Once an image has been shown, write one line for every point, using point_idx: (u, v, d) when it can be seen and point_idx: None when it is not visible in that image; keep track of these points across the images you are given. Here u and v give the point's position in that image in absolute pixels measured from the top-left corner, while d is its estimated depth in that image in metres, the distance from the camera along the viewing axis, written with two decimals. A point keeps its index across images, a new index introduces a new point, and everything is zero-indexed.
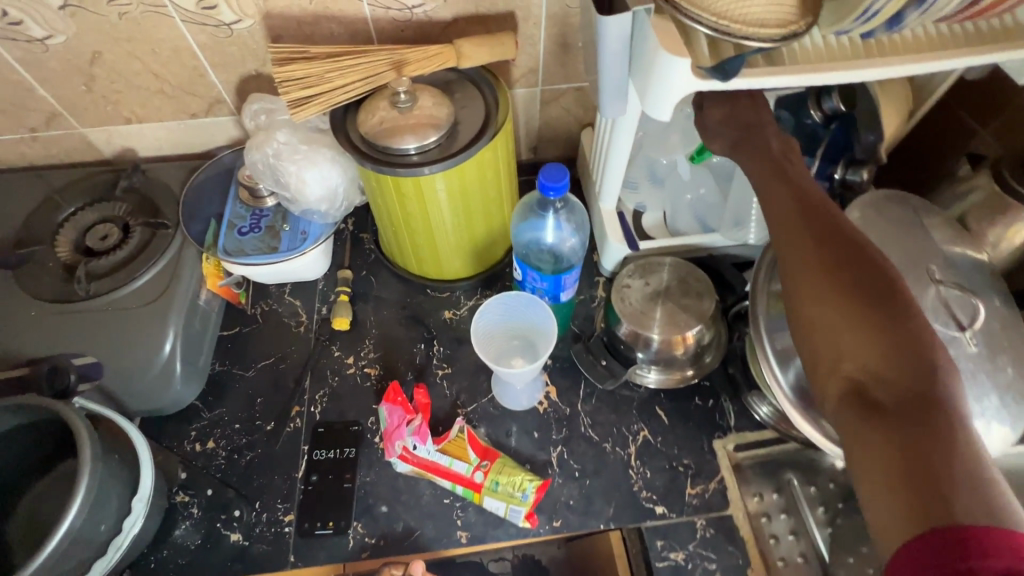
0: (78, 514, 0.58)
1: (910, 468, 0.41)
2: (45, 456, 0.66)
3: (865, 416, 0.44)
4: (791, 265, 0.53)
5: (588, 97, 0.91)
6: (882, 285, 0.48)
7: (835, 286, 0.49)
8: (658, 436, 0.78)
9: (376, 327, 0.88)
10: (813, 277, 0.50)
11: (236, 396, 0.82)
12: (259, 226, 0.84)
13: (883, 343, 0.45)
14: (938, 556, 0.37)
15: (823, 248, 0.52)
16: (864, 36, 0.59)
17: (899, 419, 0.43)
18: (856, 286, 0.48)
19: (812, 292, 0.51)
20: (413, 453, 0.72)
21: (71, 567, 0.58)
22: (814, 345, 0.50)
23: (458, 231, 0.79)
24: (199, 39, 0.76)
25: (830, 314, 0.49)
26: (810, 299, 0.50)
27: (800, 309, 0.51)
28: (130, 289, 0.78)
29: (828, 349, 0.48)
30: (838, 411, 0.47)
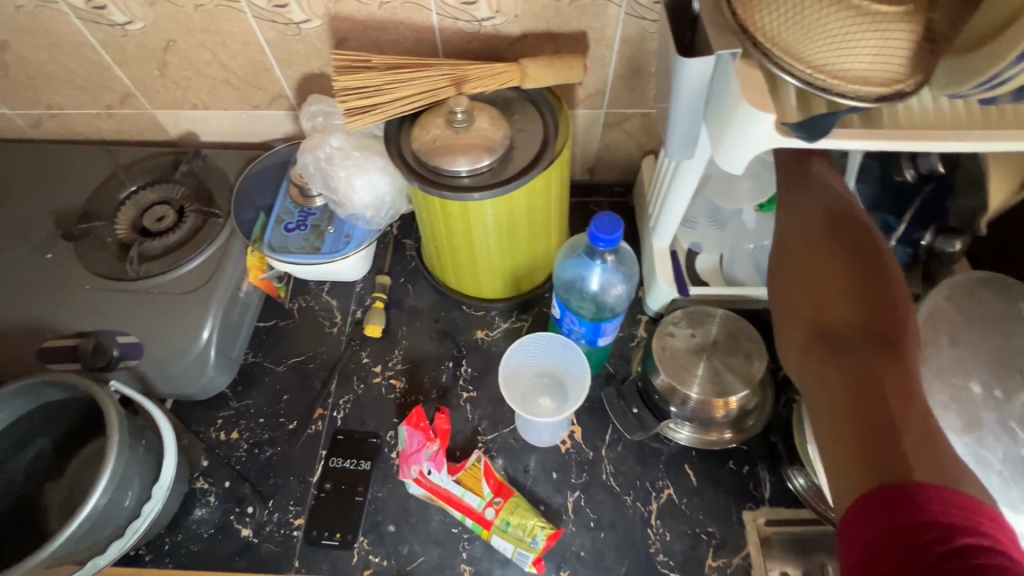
0: (103, 494, 0.59)
1: (861, 405, 0.41)
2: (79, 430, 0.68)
3: (825, 351, 0.45)
4: (782, 225, 0.55)
5: (655, 125, 0.85)
6: (864, 253, 0.50)
7: (820, 243, 0.51)
8: (684, 497, 0.73)
9: (407, 338, 0.87)
10: (811, 242, 0.52)
11: (264, 389, 0.83)
12: (305, 225, 0.85)
13: (853, 297, 0.47)
14: (883, 507, 0.36)
15: (816, 212, 0.54)
16: (983, 101, 0.52)
17: (855, 355, 0.44)
18: (848, 253, 0.49)
19: (794, 251, 0.53)
20: (428, 478, 0.70)
21: (92, 543, 0.60)
22: (788, 295, 0.51)
23: (500, 255, 0.76)
24: (268, 35, 0.76)
25: (809, 269, 0.50)
26: (793, 256, 0.52)
27: (783, 262, 0.53)
28: (177, 274, 0.79)
29: (800, 296, 0.50)
30: (801, 355, 0.47)
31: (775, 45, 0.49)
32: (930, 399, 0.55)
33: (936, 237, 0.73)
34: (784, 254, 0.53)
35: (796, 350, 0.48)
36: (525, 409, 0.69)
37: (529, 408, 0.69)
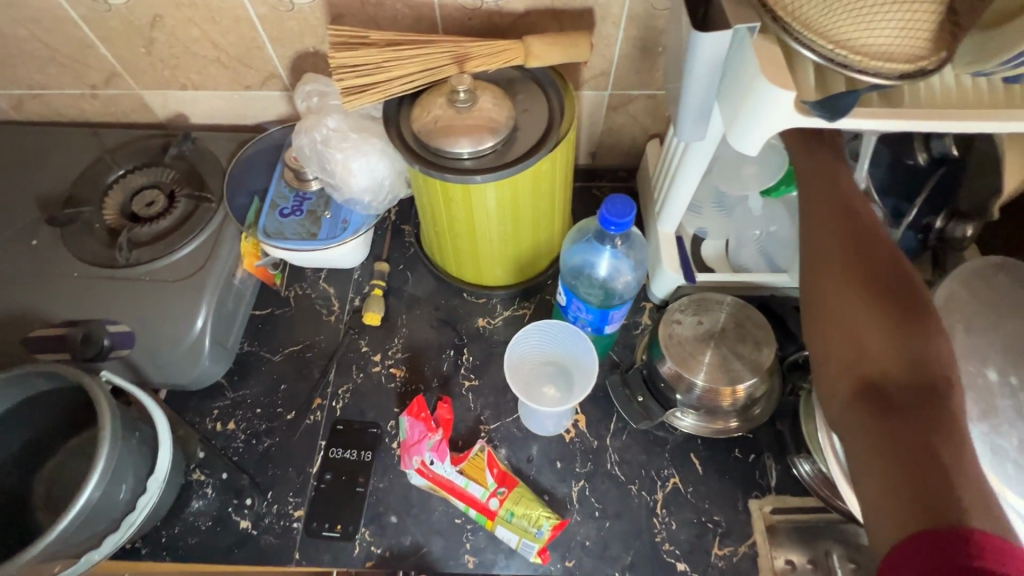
0: (96, 487, 0.57)
1: (913, 468, 0.39)
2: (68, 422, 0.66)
3: (874, 411, 0.42)
4: (813, 253, 0.51)
5: (660, 107, 0.83)
6: (905, 291, 0.46)
7: (858, 279, 0.47)
8: (689, 486, 0.72)
9: (407, 326, 0.85)
10: (842, 273, 0.48)
11: (261, 379, 0.81)
12: (301, 210, 0.82)
13: (900, 347, 0.43)
14: (936, 556, 0.35)
15: (852, 240, 0.49)
16: (1007, 80, 0.50)
17: (901, 410, 0.41)
18: (883, 288, 0.46)
19: (830, 287, 0.48)
20: (430, 468, 0.69)
21: (86, 537, 0.58)
22: (825, 338, 0.48)
23: (503, 241, 0.74)
24: (259, 11, 0.72)
25: (849, 312, 0.46)
26: (828, 294, 0.48)
27: (817, 299, 0.49)
28: (169, 260, 0.77)
29: (841, 340, 0.46)
30: (846, 411, 0.44)
31: (795, 19, 0.47)
32: None
33: (948, 221, 0.70)
34: (817, 290, 0.49)
35: (840, 402, 0.45)
36: (528, 396, 0.68)
37: (533, 396, 0.68)
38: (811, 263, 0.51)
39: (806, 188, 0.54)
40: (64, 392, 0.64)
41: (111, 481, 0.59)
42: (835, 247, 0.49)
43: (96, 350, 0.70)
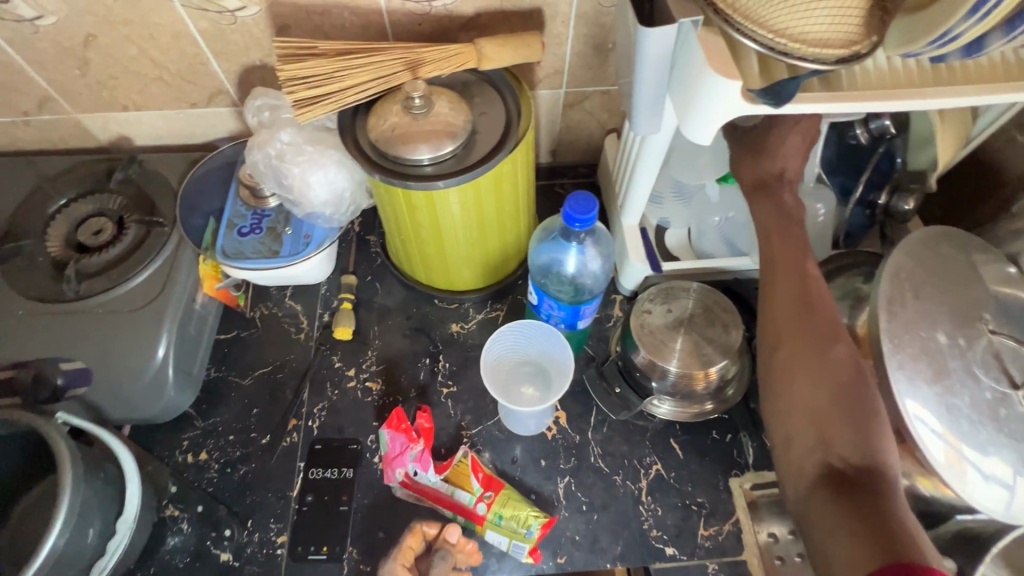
0: (61, 534, 0.54)
1: (868, 535, 0.42)
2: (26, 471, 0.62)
3: (836, 492, 0.45)
4: (773, 334, 0.54)
5: (615, 102, 0.84)
6: (847, 361, 0.50)
7: (817, 363, 0.51)
8: (672, 471, 0.74)
9: (379, 338, 0.84)
10: (791, 348, 0.52)
11: (231, 405, 0.78)
12: (260, 227, 0.80)
13: (856, 433, 0.47)
14: None
15: (811, 325, 0.53)
16: (933, 59, 0.53)
17: (852, 481, 0.45)
18: (827, 362, 0.50)
19: (791, 367, 0.52)
20: (414, 479, 0.68)
21: None
22: (788, 416, 0.50)
23: (470, 245, 0.74)
24: (200, 26, 0.70)
25: (810, 395, 0.50)
26: (791, 375, 0.51)
27: (779, 379, 0.52)
28: (123, 291, 0.74)
29: (802, 421, 0.49)
30: (805, 485, 0.47)
31: (736, 11, 0.48)
32: (904, 353, 0.56)
33: (892, 196, 0.74)
34: (772, 362, 0.53)
35: (800, 477, 0.48)
36: (506, 396, 0.68)
37: (512, 398, 0.68)
38: (772, 343, 0.54)
39: (767, 275, 0.58)
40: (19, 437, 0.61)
41: (79, 527, 0.56)
42: (796, 331, 0.53)
43: (49, 394, 0.68)
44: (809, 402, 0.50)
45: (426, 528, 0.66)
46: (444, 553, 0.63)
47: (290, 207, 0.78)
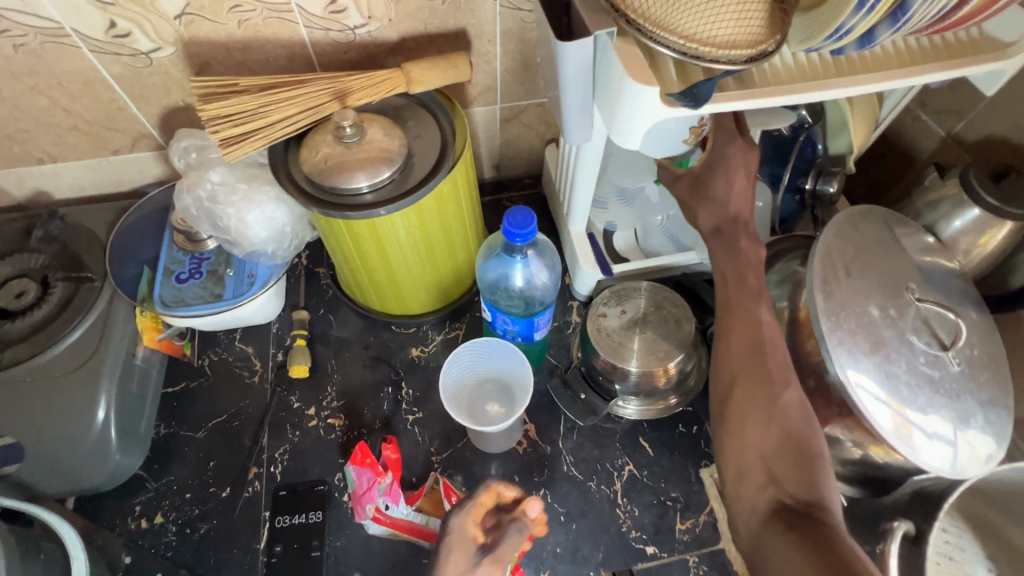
0: None
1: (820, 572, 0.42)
2: None
3: (790, 529, 0.46)
4: (731, 372, 0.55)
5: (550, 113, 0.86)
6: (793, 402, 0.52)
7: (769, 404, 0.52)
8: (644, 470, 0.74)
9: (338, 371, 0.82)
10: (742, 388, 0.53)
11: (185, 461, 0.74)
12: (200, 271, 0.77)
13: (804, 475, 0.49)
14: None
15: (766, 365, 0.54)
16: (834, 52, 0.57)
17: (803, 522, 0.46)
18: (775, 401, 0.52)
19: (745, 407, 0.53)
20: (386, 514, 0.66)
21: None
22: (742, 454, 0.51)
23: (420, 268, 0.74)
24: (114, 70, 0.67)
25: (762, 433, 0.51)
26: (747, 414, 0.52)
27: (735, 417, 0.53)
28: (53, 355, 0.69)
29: (755, 462, 0.51)
30: (759, 524, 0.48)
31: (647, 19, 0.50)
32: (842, 328, 0.59)
33: (818, 180, 0.79)
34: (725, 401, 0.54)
35: (753, 517, 0.49)
36: (474, 420, 0.68)
37: (479, 419, 0.68)
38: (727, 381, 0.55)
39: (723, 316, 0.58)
40: None
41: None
42: (754, 372, 0.54)
43: None
44: (762, 442, 0.51)
45: (506, 488, 0.61)
46: (518, 525, 0.59)
47: (229, 248, 0.75)
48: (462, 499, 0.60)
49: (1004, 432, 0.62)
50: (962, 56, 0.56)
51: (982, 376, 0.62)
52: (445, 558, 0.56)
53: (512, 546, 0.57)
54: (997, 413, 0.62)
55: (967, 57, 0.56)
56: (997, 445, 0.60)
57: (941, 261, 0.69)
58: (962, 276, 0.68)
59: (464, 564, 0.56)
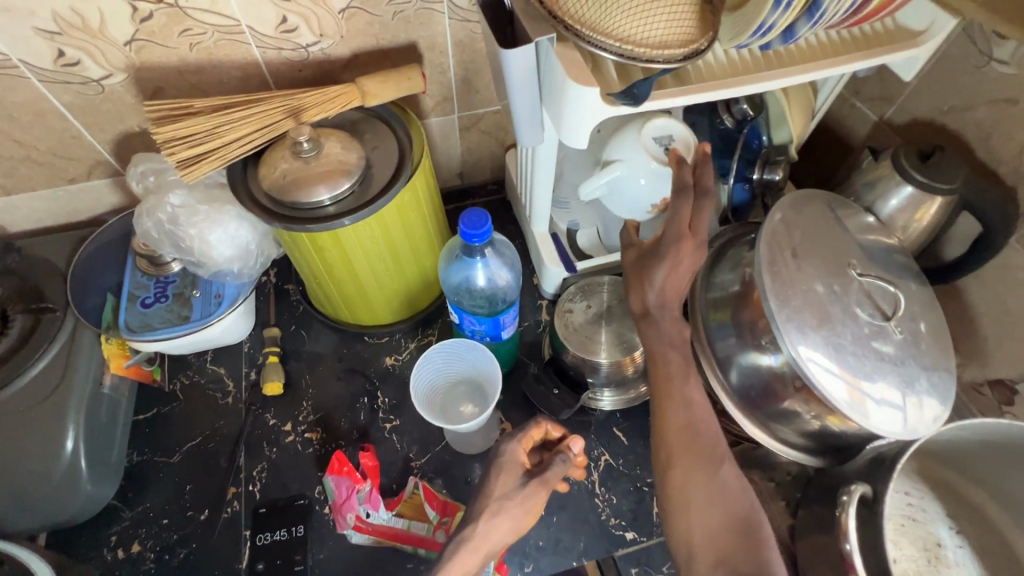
0: None
1: None
2: None
3: None
4: (668, 450, 0.56)
5: (507, 120, 0.88)
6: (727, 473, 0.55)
7: (709, 477, 0.54)
8: (620, 458, 0.76)
9: (313, 385, 0.82)
10: (683, 468, 0.55)
11: (161, 487, 0.74)
12: (165, 295, 0.77)
13: (750, 550, 0.51)
14: None
15: (702, 444, 0.56)
16: (762, 48, 0.60)
17: None
18: (714, 479, 0.54)
19: (688, 487, 0.54)
20: (368, 521, 0.67)
21: None
22: (689, 535, 0.53)
23: (387, 277, 0.75)
24: (65, 99, 0.67)
25: (704, 511, 0.53)
26: (689, 496, 0.54)
27: (678, 497, 0.54)
28: (19, 389, 0.68)
29: (703, 543, 0.52)
30: None
31: (584, 25, 0.53)
32: (790, 306, 0.62)
33: (764, 168, 0.82)
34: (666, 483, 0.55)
35: None
36: (447, 420, 0.69)
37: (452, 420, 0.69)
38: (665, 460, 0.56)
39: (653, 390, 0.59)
40: None
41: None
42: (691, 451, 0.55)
43: None
44: (707, 524, 0.53)
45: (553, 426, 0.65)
46: (563, 458, 0.63)
47: (194, 269, 0.75)
48: (515, 428, 0.63)
49: (948, 394, 0.65)
50: (878, 46, 0.60)
51: (924, 342, 0.66)
52: (495, 476, 0.60)
53: (557, 475, 0.61)
54: (941, 377, 0.66)
55: (883, 47, 0.60)
56: (942, 407, 0.64)
57: (881, 238, 0.73)
58: (900, 251, 0.73)
59: (511, 484, 0.60)
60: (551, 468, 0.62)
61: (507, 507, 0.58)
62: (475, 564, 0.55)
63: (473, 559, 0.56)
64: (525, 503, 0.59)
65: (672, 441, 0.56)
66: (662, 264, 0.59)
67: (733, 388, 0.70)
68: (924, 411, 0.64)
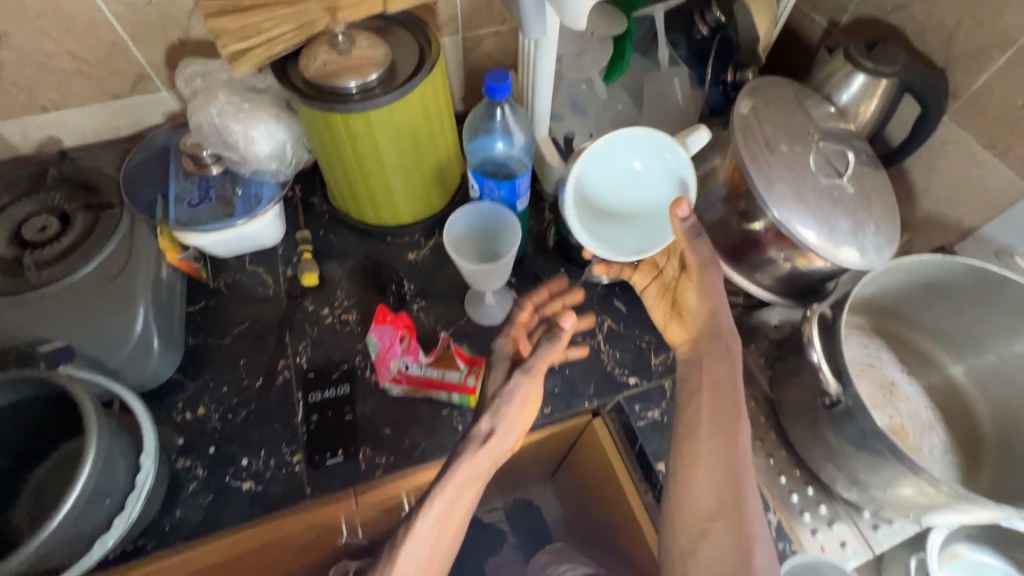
0: (89, 479, 0.59)
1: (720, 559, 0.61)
2: (38, 440, 0.66)
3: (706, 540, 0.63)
4: (707, 514, 0.64)
5: (506, 40, 0.98)
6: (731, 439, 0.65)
7: (715, 431, 0.66)
8: (621, 323, 0.88)
9: (346, 278, 0.92)
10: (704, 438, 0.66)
11: (218, 363, 0.83)
12: (209, 197, 0.84)
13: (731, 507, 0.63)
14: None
15: (729, 426, 0.66)
16: None
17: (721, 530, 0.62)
18: (719, 445, 0.65)
19: (701, 451, 0.66)
20: (407, 372, 0.78)
21: (97, 519, 0.61)
22: (690, 493, 0.65)
23: (410, 170, 0.84)
24: (117, 11, 0.75)
25: (718, 495, 0.64)
26: (698, 456, 0.66)
27: (688, 455, 0.66)
28: (90, 274, 0.76)
29: (697, 503, 0.65)
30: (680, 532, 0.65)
31: None
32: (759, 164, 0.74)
33: (736, 72, 0.93)
34: (685, 446, 0.67)
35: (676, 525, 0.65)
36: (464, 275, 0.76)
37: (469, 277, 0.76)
38: (705, 525, 0.63)
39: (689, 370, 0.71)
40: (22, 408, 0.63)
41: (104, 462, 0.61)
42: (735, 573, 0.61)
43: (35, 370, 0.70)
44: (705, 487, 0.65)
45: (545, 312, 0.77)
46: (551, 339, 0.73)
47: (235, 168, 0.84)
48: (505, 323, 0.76)
49: (895, 238, 0.77)
50: None
51: (874, 198, 0.78)
52: (490, 370, 0.74)
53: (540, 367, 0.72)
54: (889, 225, 0.78)
55: None
56: (892, 248, 0.76)
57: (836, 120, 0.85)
58: (852, 130, 0.85)
59: (502, 378, 0.73)
60: (534, 356, 0.72)
61: (501, 396, 0.69)
62: (482, 457, 0.65)
63: (481, 465, 0.65)
64: (517, 390, 0.70)
65: (701, 417, 0.67)
66: (695, 281, 0.71)
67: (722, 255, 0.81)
68: (880, 251, 0.75)
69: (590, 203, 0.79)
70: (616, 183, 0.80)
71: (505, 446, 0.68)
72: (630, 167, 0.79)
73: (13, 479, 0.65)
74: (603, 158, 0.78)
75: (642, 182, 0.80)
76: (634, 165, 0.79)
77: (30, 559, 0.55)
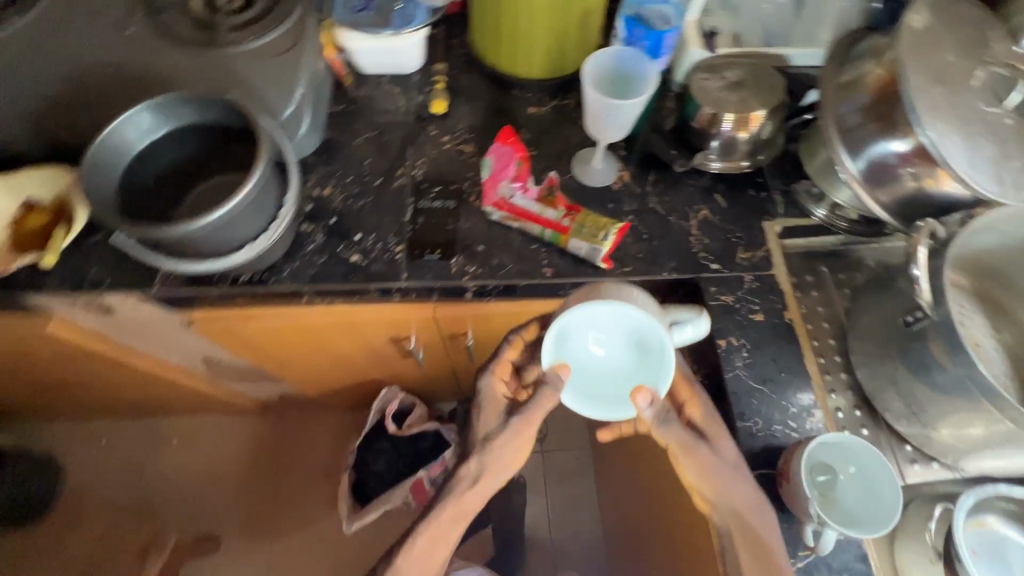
0: (257, 184, 0.70)
1: None
2: (208, 163, 0.78)
3: None
4: None
5: None
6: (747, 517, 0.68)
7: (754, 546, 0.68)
8: (717, 215, 0.90)
9: (468, 115, 0.98)
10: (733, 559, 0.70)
11: (346, 157, 0.93)
12: (371, 6, 0.92)
13: None
14: None
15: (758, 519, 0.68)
16: None
17: None
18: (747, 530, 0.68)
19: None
20: (510, 201, 0.85)
21: (248, 226, 0.73)
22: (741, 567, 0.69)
23: (553, 18, 0.89)
24: None
25: None
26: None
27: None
28: (264, 47, 0.86)
29: None
30: None
31: None
32: (921, 69, 0.72)
33: None
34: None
35: None
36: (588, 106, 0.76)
37: (590, 110, 0.77)
38: None
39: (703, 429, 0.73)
40: (205, 128, 0.75)
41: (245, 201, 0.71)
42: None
43: None
44: None
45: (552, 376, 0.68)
46: (540, 391, 0.71)
47: None
48: (487, 366, 0.81)
49: None
50: None
51: None
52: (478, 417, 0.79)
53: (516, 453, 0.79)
54: None
55: None
56: None
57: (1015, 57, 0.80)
58: None
59: (494, 423, 0.79)
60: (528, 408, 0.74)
61: (495, 440, 0.77)
62: (472, 485, 0.78)
63: (469, 499, 0.78)
64: (511, 434, 0.76)
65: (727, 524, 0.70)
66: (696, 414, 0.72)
67: (858, 171, 0.79)
68: None
69: (603, 381, 0.71)
70: (591, 380, 0.71)
71: (492, 485, 0.79)
72: (593, 350, 0.70)
73: (185, 187, 0.78)
74: (575, 334, 0.69)
75: (603, 371, 0.71)
76: (594, 347, 0.70)
77: (201, 231, 0.68)
